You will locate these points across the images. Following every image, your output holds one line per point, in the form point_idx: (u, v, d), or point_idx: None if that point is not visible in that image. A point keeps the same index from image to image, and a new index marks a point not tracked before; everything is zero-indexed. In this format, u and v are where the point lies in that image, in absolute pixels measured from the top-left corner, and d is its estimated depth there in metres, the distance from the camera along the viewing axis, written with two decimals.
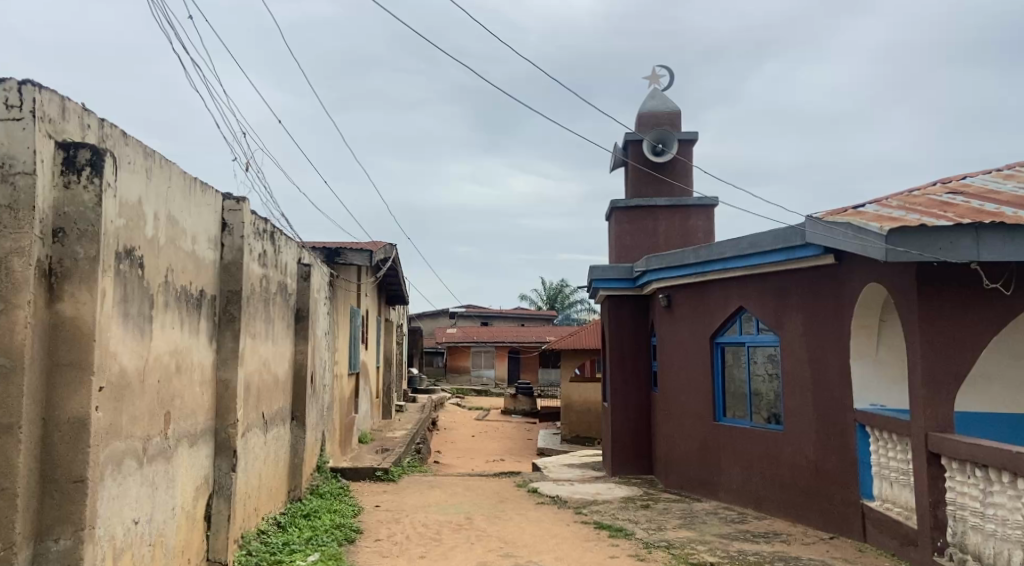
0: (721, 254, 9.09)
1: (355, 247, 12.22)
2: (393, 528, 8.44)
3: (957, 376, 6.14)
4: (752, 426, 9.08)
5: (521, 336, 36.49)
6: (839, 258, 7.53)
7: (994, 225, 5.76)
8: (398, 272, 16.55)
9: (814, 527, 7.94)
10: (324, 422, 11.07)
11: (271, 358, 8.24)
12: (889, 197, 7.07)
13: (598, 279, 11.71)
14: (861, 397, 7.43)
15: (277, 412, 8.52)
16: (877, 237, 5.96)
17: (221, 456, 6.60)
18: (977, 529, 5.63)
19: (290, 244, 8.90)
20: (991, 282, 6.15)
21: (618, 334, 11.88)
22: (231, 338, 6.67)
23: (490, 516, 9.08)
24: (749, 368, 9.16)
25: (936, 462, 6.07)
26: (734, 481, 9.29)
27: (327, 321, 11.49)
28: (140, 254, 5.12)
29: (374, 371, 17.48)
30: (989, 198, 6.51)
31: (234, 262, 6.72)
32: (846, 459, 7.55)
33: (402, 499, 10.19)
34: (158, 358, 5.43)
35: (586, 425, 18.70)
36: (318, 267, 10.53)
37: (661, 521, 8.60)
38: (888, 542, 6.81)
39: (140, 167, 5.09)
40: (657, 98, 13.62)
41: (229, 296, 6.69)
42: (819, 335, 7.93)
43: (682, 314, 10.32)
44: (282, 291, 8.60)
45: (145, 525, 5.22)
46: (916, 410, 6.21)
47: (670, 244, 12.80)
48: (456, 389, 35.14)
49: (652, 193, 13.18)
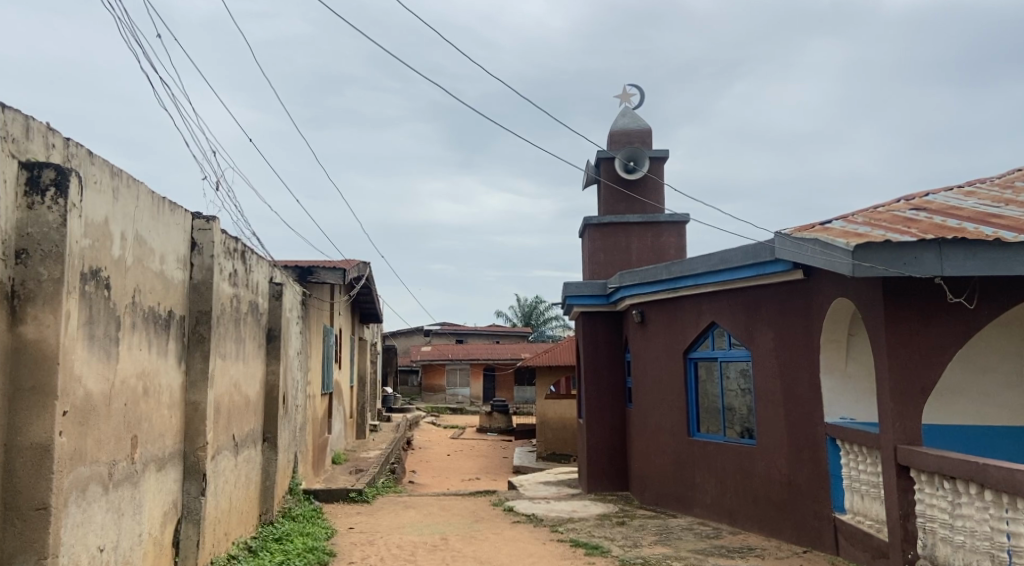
0: (692, 270, 9.16)
1: (327, 266, 12.18)
2: (367, 550, 8.36)
3: (923, 389, 6.22)
4: (725, 441, 9.11)
5: (496, 353, 36.42)
6: (808, 274, 7.62)
7: (956, 241, 5.85)
8: (372, 290, 16.48)
9: (788, 540, 7.98)
10: (296, 442, 10.96)
11: (242, 378, 8.14)
12: (856, 212, 7.18)
13: (571, 296, 11.76)
14: (831, 411, 7.50)
15: (247, 433, 8.40)
16: (843, 253, 6.02)
17: (190, 480, 6.49)
18: (946, 540, 5.68)
19: (262, 262, 8.86)
20: (954, 297, 6.24)
21: (593, 350, 11.89)
22: (200, 359, 6.60)
23: (465, 536, 9.00)
24: (722, 383, 9.21)
25: (905, 474, 6.13)
26: (709, 496, 9.31)
27: (299, 340, 11.38)
28: (106, 275, 5.06)
29: (348, 391, 17.41)
30: (951, 214, 6.63)
31: (204, 282, 6.65)
32: (818, 472, 7.60)
33: (376, 520, 10.11)
34: (125, 381, 5.36)
35: (562, 442, 18.71)
36: (289, 285, 10.47)
37: (637, 537, 8.60)
38: (859, 555, 6.86)
39: (107, 186, 5.04)
40: (628, 116, 13.74)
41: (199, 317, 6.64)
42: (790, 350, 8.00)
43: (655, 330, 10.36)
44: (253, 310, 8.50)
45: (111, 553, 5.12)
46: (887, 422, 6.26)
47: (643, 261, 12.88)
48: (432, 408, 34.98)
49: (623, 210, 13.27)
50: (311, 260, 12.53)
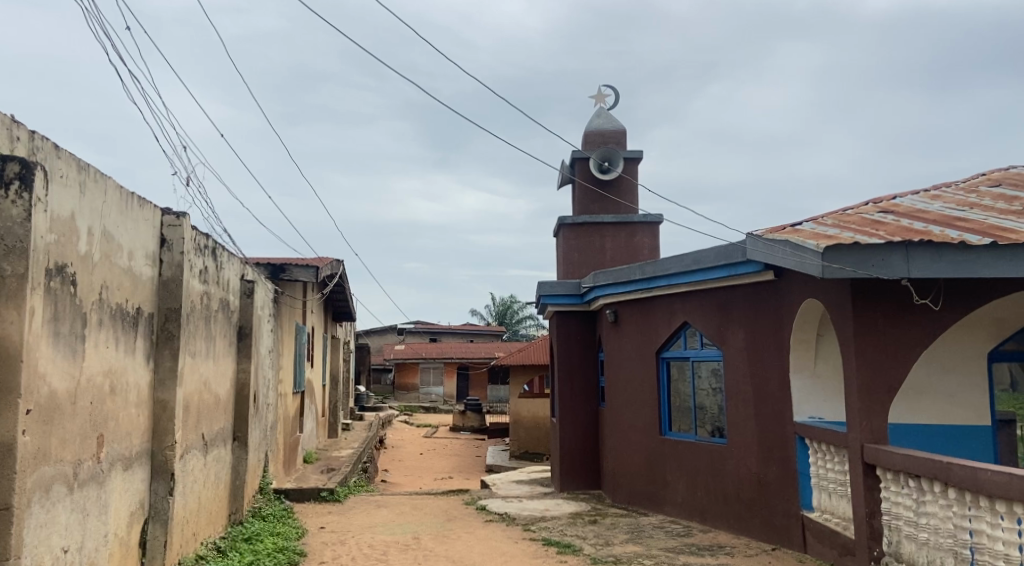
0: (666, 270, 9.20)
1: (300, 263, 12.09)
2: (339, 550, 8.32)
3: (890, 389, 6.30)
4: (697, 439, 9.17)
5: (469, 352, 36.40)
6: (778, 275, 7.70)
7: (922, 243, 5.93)
8: (345, 288, 16.37)
9: (757, 537, 8.06)
10: (267, 441, 10.88)
11: (212, 377, 8.07)
12: (825, 215, 7.26)
13: (545, 295, 11.78)
14: (800, 410, 7.58)
15: (217, 432, 8.32)
16: (813, 254, 6.10)
17: (157, 480, 6.42)
18: (910, 537, 5.76)
19: (233, 259, 8.78)
20: (920, 298, 6.32)
21: (566, 348, 11.91)
22: (170, 356, 6.53)
23: (438, 536, 8.97)
24: (694, 383, 9.27)
25: (871, 473, 6.21)
26: (680, 494, 9.37)
27: (270, 338, 11.27)
28: (72, 271, 4.98)
29: (320, 390, 17.30)
30: (918, 218, 6.71)
31: (174, 279, 6.59)
32: (786, 471, 7.68)
33: (348, 520, 10.07)
34: (91, 379, 5.29)
35: (535, 441, 18.79)
36: (262, 283, 10.39)
37: (608, 536, 8.64)
38: (827, 552, 6.94)
39: (73, 181, 4.96)
40: (603, 116, 13.79)
41: (168, 314, 6.56)
42: (760, 350, 8.07)
43: (628, 330, 10.41)
44: (224, 308, 8.42)
45: (75, 553, 5.05)
46: (853, 421, 6.34)
47: (617, 260, 12.93)
48: (405, 408, 34.88)
49: (598, 210, 13.32)
50: (284, 258, 12.42)
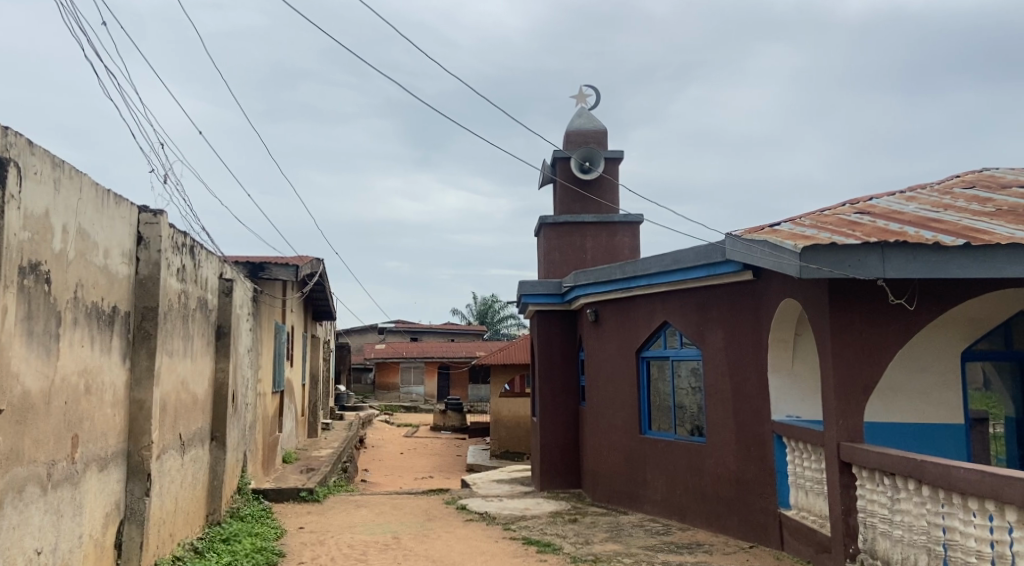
0: (646, 270, 9.23)
1: (279, 262, 12.01)
2: (318, 550, 8.28)
3: (866, 388, 6.36)
4: (676, 438, 9.21)
5: (450, 351, 36.35)
6: (757, 275, 7.75)
7: (898, 244, 5.98)
8: (325, 287, 16.29)
9: (735, 535, 8.11)
10: (246, 441, 10.81)
11: (189, 377, 8.01)
12: (802, 216, 7.32)
13: (526, 294, 11.79)
14: (778, 408, 7.63)
15: (195, 432, 8.26)
16: (792, 254, 6.14)
17: (133, 480, 6.36)
18: (885, 534, 5.82)
19: (211, 258, 8.72)
20: (895, 299, 6.39)
21: (547, 347, 11.92)
22: (146, 356, 6.47)
23: (418, 535, 8.95)
24: (673, 382, 9.31)
25: (847, 471, 6.27)
26: (659, 493, 9.41)
27: (249, 337, 11.19)
28: (46, 269, 4.93)
29: (300, 389, 17.21)
30: (894, 218, 6.78)
31: (151, 277, 6.53)
32: (764, 469, 7.74)
33: (327, 520, 10.03)
34: (65, 379, 5.23)
35: (516, 440, 18.79)
36: (241, 282, 10.33)
37: (588, 534, 8.66)
38: (803, 550, 7.00)
39: (47, 178, 4.91)
40: (584, 116, 13.82)
41: (145, 313, 6.50)
42: (739, 349, 8.11)
43: (609, 329, 10.43)
44: (201, 307, 8.36)
45: (49, 555, 5.00)
46: (830, 420, 6.39)
47: (598, 260, 12.96)
48: (385, 407, 34.77)
49: (579, 209, 13.34)
50: (263, 257, 12.34)
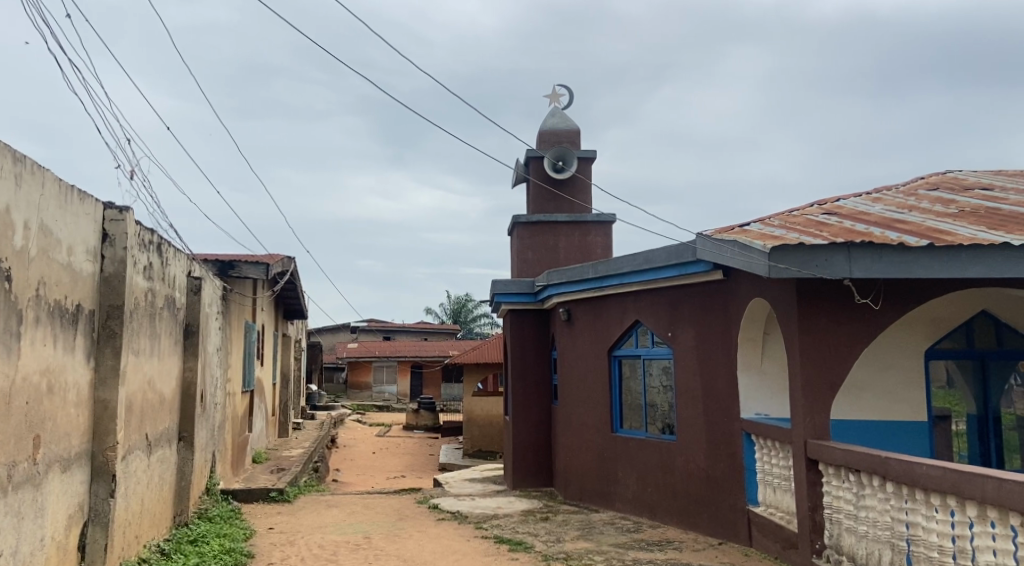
0: (618, 269, 9.26)
1: (250, 260, 11.89)
2: (288, 551, 8.22)
3: (833, 386, 6.42)
4: (647, 436, 9.25)
5: (423, 350, 36.25)
6: (727, 274, 7.80)
7: (864, 245, 6.04)
8: (296, 285, 16.17)
9: (704, 532, 8.17)
10: (214, 441, 10.71)
11: (156, 376, 7.92)
12: (771, 216, 7.39)
13: (500, 293, 11.77)
14: (747, 407, 7.69)
15: (161, 432, 8.16)
16: (760, 254, 6.19)
17: (98, 482, 6.27)
18: (850, 530, 5.88)
19: (179, 255, 8.62)
20: (861, 298, 6.46)
21: (520, 346, 11.92)
22: (112, 355, 6.39)
23: (389, 535, 8.91)
24: (644, 380, 9.35)
25: (814, 468, 6.33)
26: (630, 491, 9.45)
27: (218, 336, 11.08)
28: (7, 267, 4.84)
29: (271, 389, 17.07)
30: (860, 219, 6.86)
31: (116, 275, 6.44)
32: (733, 467, 7.80)
33: (298, 520, 9.96)
34: (26, 379, 5.14)
35: (488, 438, 18.79)
36: (210, 280, 10.23)
37: (560, 533, 8.67)
38: (771, 546, 7.06)
39: (9, 174, 4.82)
40: (557, 116, 13.84)
41: (110, 311, 6.41)
42: (709, 348, 8.16)
43: (581, 328, 10.45)
44: (169, 305, 8.26)
45: (9, 558, 4.91)
46: (798, 418, 6.45)
47: (570, 259, 12.98)
48: (358, 406, 34.61)
49: (552, 209, 13.36)
50: (233, 255, 12.21)
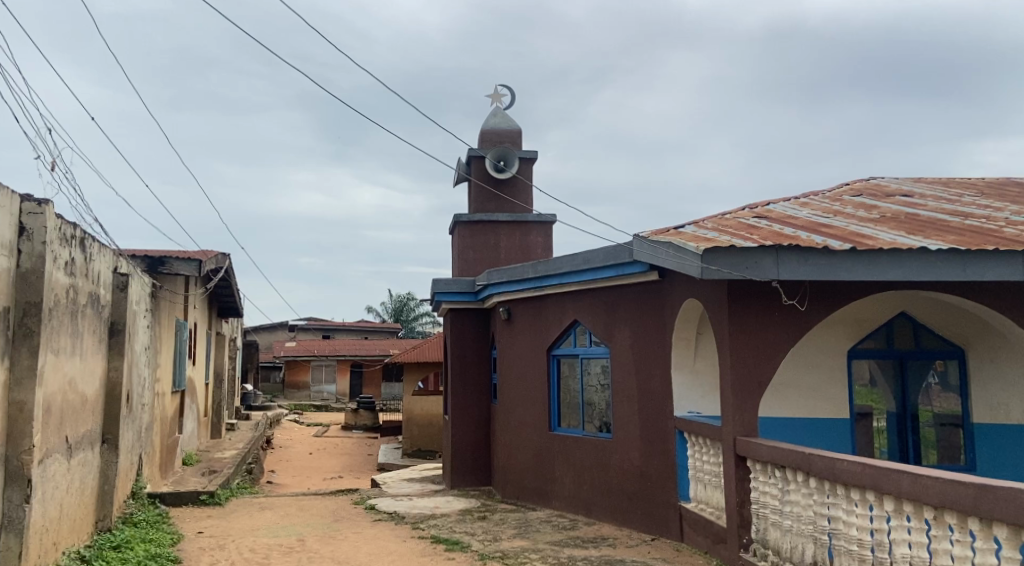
0: (557, 269, 9.26)
1: (181, 256, 11.58)
2: (217, 555, 8.03)
3: (762, 384, 6.53)
4: (584, 435, 9.29)
5: (362, 349, 35.90)
6: (663, 275, 7.87)
7: (792, 248, 6.14)
8: (230, 283, 15.81)
9: (638, 528, 8.24)
10: (142, 443, 10.40)
11: (78, 376, 7.65)
12: (705, 218, 7.47)
13: (440, 292, 11.68)
14: (680, 405, 7.77)
15: (83, 435, 7.89)
16: (694, 256, 6.25)
17: (12, 487, 6.02)
18: (776, 525, 5.98)
19: (105, 252, 8.35)
20: (788, 299, 6.58)
21: (459, 345, 11.86)
22: (28, 354, 6.14)
23: (323, 537, 8.78)
24: (582, 379, 9.39)
25: (743, 464, 6.42)
26: (566, 488, 9.48)
27: (147, 335, 10.76)
28: None
29: (203, 388, 16.66)
30: (789, 223, 6.99)
31: (34, 271, 6.19)
32: (666, 464, 7.87)
33: (229, 523, 9.74)
34: None
35: (427, 438, 18.72)
36: (138, 277, 9.93)
37: (496, 531, 8.64)
38: (701, 541, 7.15)
39: None
40: (499, 115, 13.81)
41: (27, 308, 6.16)
42: (645, 347, 8.23)
43: (521, 328, 10.42)
44: (93, 303, 8.00)
45: None
46: (727, 415, 6.54)
47: (510, 259, 12.97)
48: (295, 406, 34.10)
49: (493, 208, 13.32)
50: (163, 250, 11.87)
